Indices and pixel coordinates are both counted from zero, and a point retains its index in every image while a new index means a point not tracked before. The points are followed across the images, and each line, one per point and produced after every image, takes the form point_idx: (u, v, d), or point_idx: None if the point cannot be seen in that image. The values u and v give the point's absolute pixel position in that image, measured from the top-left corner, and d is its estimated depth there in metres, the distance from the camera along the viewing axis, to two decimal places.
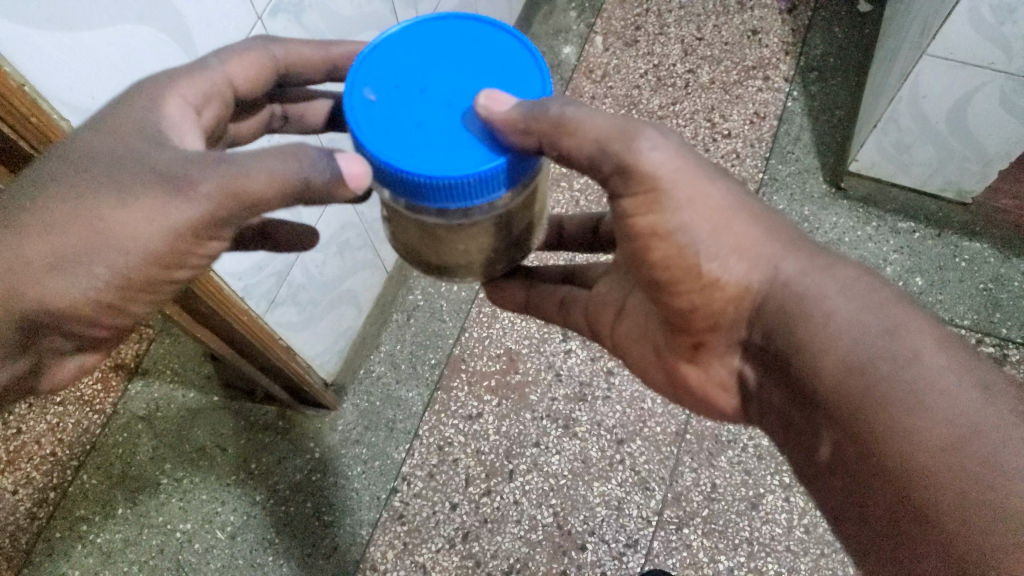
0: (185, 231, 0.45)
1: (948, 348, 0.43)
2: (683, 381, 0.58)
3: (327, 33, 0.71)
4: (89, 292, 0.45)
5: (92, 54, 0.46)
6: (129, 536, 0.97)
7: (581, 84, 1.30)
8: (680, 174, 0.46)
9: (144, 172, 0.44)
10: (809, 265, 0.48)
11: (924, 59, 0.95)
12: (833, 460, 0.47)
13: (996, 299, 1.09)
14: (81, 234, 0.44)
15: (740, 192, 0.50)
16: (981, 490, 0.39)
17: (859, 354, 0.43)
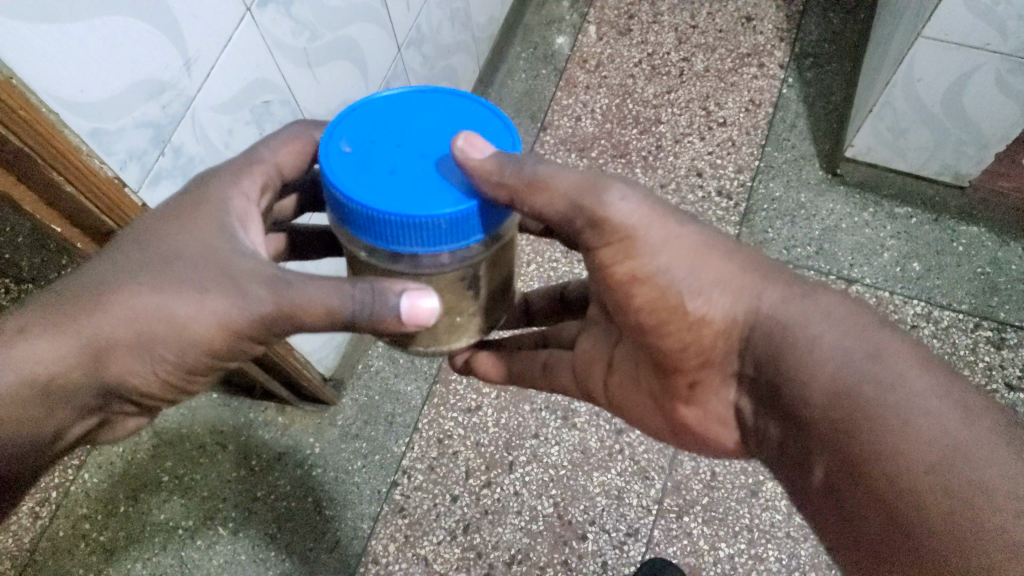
0: (241, 334, 0.47)
1: (931, 369, 0.44)
2: (681, 423, 0.58)
3: (316, 26, 0.71)
4: (155, 373, 0.49)
5: (78, 44, 0.46)
6: (131, 533, 0.95)
7: (575, 74, 1.30)
8: (653, 221, 0.49)
9: (213, 281, 0.46)
10: (791, 294, 0.50)
11: (919, 42, 0.94)
12: (824, 486, 0.47)
13: (994, 282, 1.09)
14: (151, 332, 0.47)
15: (710, 231, 0.52)
16: (967, 507, 0.39)
17: (845, 380, 0.45)
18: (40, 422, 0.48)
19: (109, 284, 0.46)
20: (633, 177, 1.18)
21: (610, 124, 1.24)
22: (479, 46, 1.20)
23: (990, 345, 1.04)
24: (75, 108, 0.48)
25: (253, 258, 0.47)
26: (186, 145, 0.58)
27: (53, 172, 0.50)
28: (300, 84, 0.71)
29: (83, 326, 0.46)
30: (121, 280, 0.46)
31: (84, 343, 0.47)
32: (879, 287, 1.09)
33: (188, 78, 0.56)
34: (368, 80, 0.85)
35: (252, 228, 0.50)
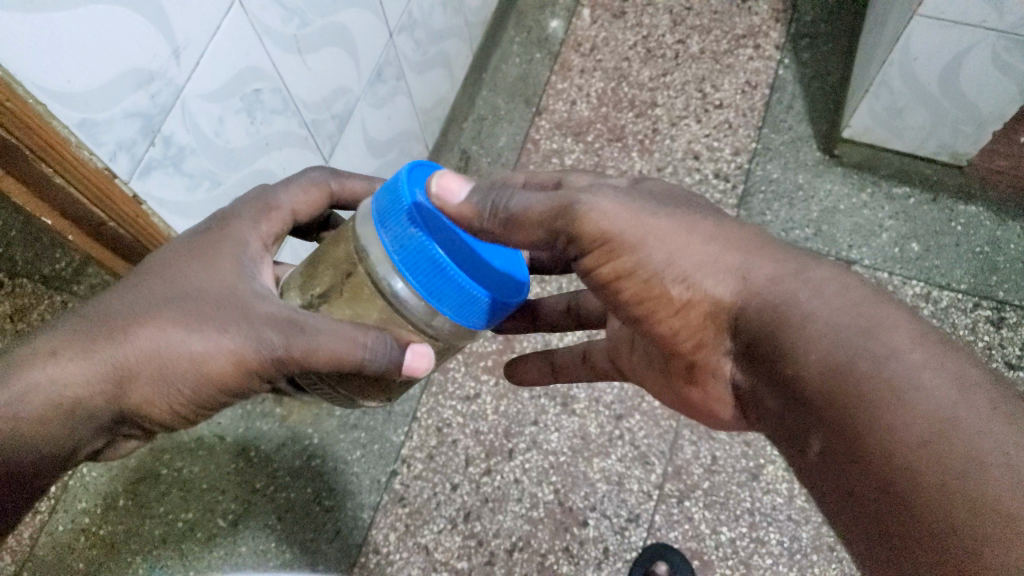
0: (250, 371, 0.51)
1: (928, 341, 0.42)
2: (690, 400, 0.63)
3: (306, 13, 0.70)
4: (171, 405, 0.53)
5: (63, 34, 0.45)
6: (131, 526, 0.93)
7: (570, 58, 1.29)
8: (640, 221, 0.50)
9: (229, 320, 0.51)
10: (779, 274, 0.49)
11: (915, 21, 0.93)
12: (822, 457, 0.44)
13: (992, 262, 1.08)
14: (169, 365, 0.51)
15: (692, 216, 0.52)
16: (956, 478, 0.36)
17: (835, 355, 0.43)
18: (61, 444, 0.52)
19: (134, 317, 0.51)
20: (629, 161, 1.18)
21: (606, 108, 1.23)
22: (472, 31, 1.18)
23: (989, 325, 1.04)
24: (61, 97, 0.47)
25: (267, 301, 0.52)
26: (176, 134, 0.57)
27: (43, 165, 0.51)
28: (290, 70, 0.70)
29: (109, 355, 0.50)
30: (146, 314, 0.51)
31: (108, 371, 0.50)
32: (877, 268, 1.09)
33: (177, 67, 0.55)
34: (359, 65, 0.83)
35: (266, 274, 0.55)
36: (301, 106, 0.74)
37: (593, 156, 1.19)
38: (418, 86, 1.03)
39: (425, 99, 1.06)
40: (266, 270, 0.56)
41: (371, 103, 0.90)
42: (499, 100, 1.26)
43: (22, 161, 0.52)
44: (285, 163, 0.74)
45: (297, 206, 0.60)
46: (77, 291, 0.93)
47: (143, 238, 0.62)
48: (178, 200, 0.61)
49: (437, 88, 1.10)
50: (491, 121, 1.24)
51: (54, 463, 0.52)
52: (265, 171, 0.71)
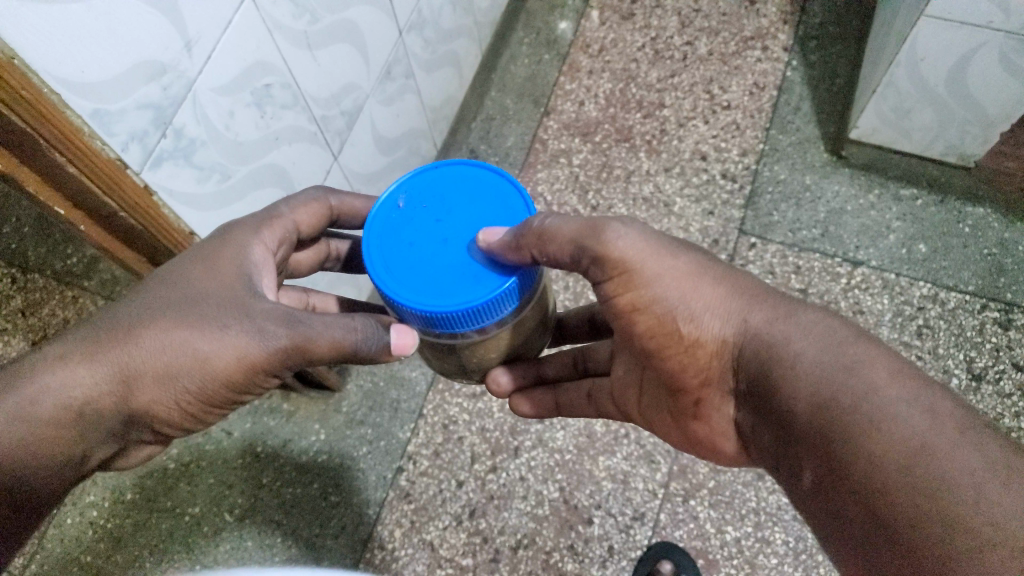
0: (257, 368, 0.52)
1: (906, 379, 0.44)
2: (695, 437, 0.61)
3: (316, 9, 0.70)
4: (177, 404, 0.53)
5: (78, 24, 0.46)
6: (139, 520, 0.96)
7: (578, 59, 1.29)
8: (658, 260, 0.54)
9: (237, 316, 0.52)
10: (775, 316, 0.52)
11: (921, 21, 0.92)
12: (813, 487, 0.46)
13: (1000, 264, 1.08)
14: (178, 364, 0.51)
15: (705, 261, 0.56)
16: (928, 497, 0.38)
17: (824, 393, 0.46)
18: (68, 451, 0.50)
19: (144, 319, 0.51)
20: (637, 161, 1.19)
21: (614, 109, 1.24)
22: (481, 32, 1.19)
23: (996, 326, 1.04)
24: (76, 88, 0.47)
25: (267, 301, 0.53)
26: (187, 127, 0.58)
27: (57, 156, 0.49)
28: (299, 65, 0.71)
29: (120, 356, 0.51)
30: (154, 315, 0.52)
31: (118, 371, 0.50)
32: (884, 269, 1.09)
33: (188, 60, 0.56)
34: (368, 62, 0.84)
35: (267, 277, 0.57)
36: (310, 101, 0.74)
37: (601, 157, 1.20)
38: (427, 85, 1.03)
39: (433, 98, 1.07)
40: (267, 276, 0.57)
41: (380, 100, 0.90)
42: (507, 101, 1.27)
43: (34, 154, 0.49)
44: (295, 159, 0.75)
45: (298, 219, 0.62)
46: (89, 287, 0.93)
47: (160, 240, 0.61)
48: (189, 193, 0.62)
49: (446, 87, 1.11)
50: (500, 121, 1.25)
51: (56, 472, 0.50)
52: (275, 165, 0.72)
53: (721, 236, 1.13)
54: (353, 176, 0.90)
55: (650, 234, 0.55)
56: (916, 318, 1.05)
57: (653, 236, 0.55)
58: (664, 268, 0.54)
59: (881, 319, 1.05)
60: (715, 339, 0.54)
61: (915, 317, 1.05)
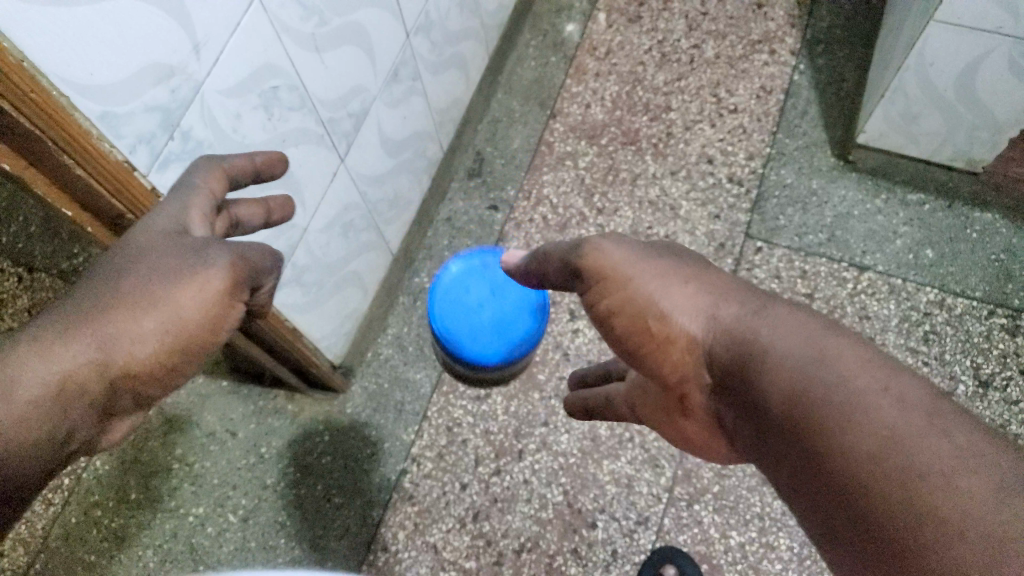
0: (221, 300, 0.49)
1: (871, 360, 0.40)
2: (688, 437, 0.55)
3: (324, 11, 0.70)
4: (160, 360, 0.48)
5: (88, 28, 0.46)
6: (143, 520, 0.97)
7: (584, 62, 1.29)
8: (635, 265, 0.52)
9: (201, 253, 0.49)
10: (745, 306, 0.47)
11: (931, 26, 0.92)
12: (796, 491, 0.41)
13: (1007, 270, 1.07)
14: (145, 314, 0.47)
15: (678, 263, 0.53)
16: (906, 497, 0.34)
17: (799, 387, 0.40)
18: (50, 432, 0.44)
19: (104, 281, 0.48)
20: (643, 164, 1.19)
21: (620, 112, 1.24)
22: (488, 33, 1.19)
23: (1003, 332, 1.03)
24: (84, 91, 0.47)
25: (202, 248, 0.50)
26: (194, 129, 0.58)
27: (66, 158, 0.49)
28: (307, 67, 0.70)
29: (89, 321, 0.46)
30: (113, 274, 0.48)
31: (90, 334, 0.46)
32: (891, 274, 1.09)
33: (197, 62, 0.56)
34: (376, 65, 0.84)
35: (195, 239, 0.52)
36: (317, 103, 0.74)
37: (607, 160, 1.20)
38: (434, 87, 1.03)
39: (440, 100, 1.07)
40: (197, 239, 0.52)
41: (387, 102, 0.90)
42: (513, 103, 1.27)
43: (43, 155, 0.49)
44: (302, 161, 0.75)
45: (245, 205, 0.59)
46: None
47: None
48: None
49: (453, 89, 1.11)
50: (506, 123, 1.25)
51: (40, 457, 0.44)
52: (282, 167, 0.72)
53: (727, 240, 1.13)
54: (360, 178, 0.90)
55: (632, 246, 0.54)
56: (923, 323, 1.04)
57: (631, 246, 0.54)
58: (638, 270, 0.52)
59: (887, 325, 1.05)
60: (687, 332, 0.49)
61: (921, 322, 1.05)
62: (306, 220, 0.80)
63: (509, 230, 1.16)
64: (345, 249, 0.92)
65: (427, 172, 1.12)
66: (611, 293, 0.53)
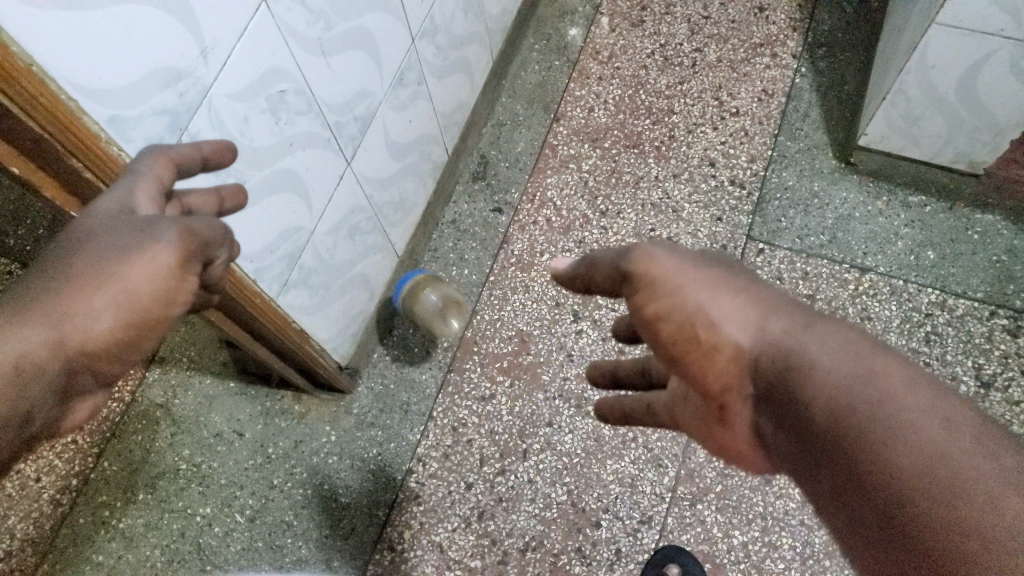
0: (167, 271, 0.45)
1: (922, 385, 0.40)
2: (718, 444, 0.53)
3: (331, 16, 0.72)
4: (116, 335, 0.45)
5: (97, 33, 0.47)
6: (151, 520, 0.98)
7: (587, 66, 1.30)
8: (684, 275, 0.48)
9: (150, 226, 0.45)
10: (794, 323, 0.46)
11: (932, 29, 0.92)
12: (833, 496, 0.43)
13: (1009, 271, 1.08)
14: (85, 288, 0.44)
15: (722, 268, 0.50)
16: (953, 519, 0.36)
17: (845, 404, 0.41)
18: (7, 413, 0.43)
19: (55, 259, 0.45)
20: (646, 167, 1.20)
21: (623, 115, 1.25)
22: (492, 38, 1.20)
23: (1005, 333, 1.04)
24: (93, 95, 0.48)
25: (147, 220, 0.46)
26: (201, 132, 0.59)
27: (72, 159, 0.50)
28: (313, 72, 0.72)
29: (40, 300, 0.44)
30: (64, 251, 0.45)
31: (41, 314, 0.44)
32: (892, 276, 1.09)
33: (204, 66, 0.57)
34: (381, 69, 0.85)
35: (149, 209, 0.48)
36: (323, 107, 0.75)
37: (610, 162, 1.21)
38: (439, 90, 1.04)
39: (444, 103, 1.08)
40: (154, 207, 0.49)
41: (392, 106, 0.92)
42: (517, 107, 1.28)
43: (50, 157, 0.50)
44: (309, 164, 0.76)
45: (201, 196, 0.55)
46: None
47: None
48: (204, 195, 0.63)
49: (457, 93, 1.12)
50: (510, 126, 1.26)
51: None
52: (289, 170, 0.73)
53: (729, 241, 1.14)
54: (366, 181, 0.91)
55: (684, 255, 0.49)
56: (925, 324, 1.05)
57: (682, 256, 0.49)
58: (687, 281, 0.48)
59: (889, 326, 1.06)
60: (734, 341, 0.46)
61: (923, 323, 1.05)
62: (313, 222, 0.81)
63: (513, 232, 1.18)
64: (351, 251, 0.93)
65: (432, 175, 1.13)
66: (656, 302, 0.48)
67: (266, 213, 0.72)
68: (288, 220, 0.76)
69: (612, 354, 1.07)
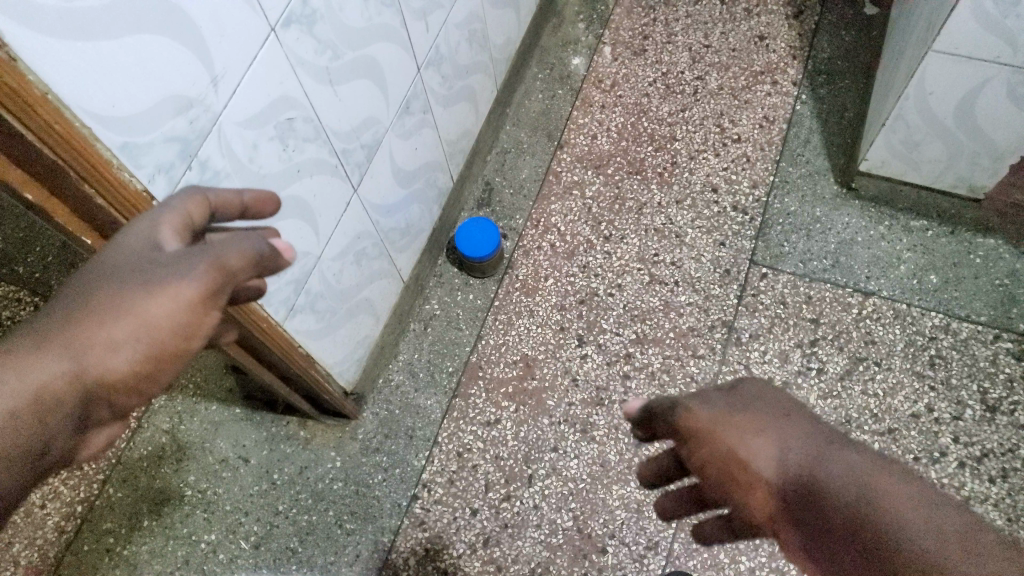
0: (190, 305, 0.45)
1: (925, 502, 0.44)
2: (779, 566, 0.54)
3: (338, 46, 0.73)
4: (135, 367, 0.46)
5: (113, 62, 0.48)
6: (155, 547, 0.98)
7: (591, 94, 1.32)
8: (718, 421, 0.51)
9: (177, 262, 0.45)
10: (818, 449, 0.49)
11: (929, 55, 0.94)
12: None
13: (1011, 295, 1.08)
14: (108, 322, 0.44)
15: (748, 399, 0.53)
16: None
17: (883, 527, 0.44)
18: (24, 443, 0.44)
19: (79, 289, 0.46)
20: (649, 193, 1.22)
21: (626, 142, 1.27)
22: (497, 67, 1.22)
23: (1010, 356, 1.04)
24: (107, 123, 0.49)
25: (175, 256, 0.46)
26: (212, 159, 0.60)
27: (85, 185, 0.51)
28: (321, 100, 0.73)
29: (61, 332, 0.45)
30: (86, 282, 0.46)
31: (61, 346, 0.44)
32: (896, 299, 1.10)
33: (214, 94, 0.58)
34: (387, 97, 0.87)
35: (177, 242, 0.49)
36: (331, 135, 0.77)
37: (613, 189, 1.23)
38: (444, 118, 1.06)
39: (449, 131, 1.10)
40: (183, 241, 0.49)
41: (399, 133, 0.93)
42: (522, 134, 1.30)
43: (63, 183, 0.51)
44: (316, 191, 0.77)
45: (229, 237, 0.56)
46: None
47: None
48: None
49: (462, 120, 1.13)
50: (515, 154, 1.28)
51: (15, 467, 0.44)
52: (297, 197, 0.74)
53: (732, 266, 1.15)
54: (372, 208, 0.92)
55: (714, 400, 0.53)
56: (929, 348, 1.06)
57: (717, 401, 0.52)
58: (722, 430, 0.50)
59: (893, 350, 1.06)
60: (766, 477, 0.49)
61: (927, 347, 1.06)
62: (319, 248, 0.82)
63: (518, 257, 1.18)
64: (356, 276, 0.94)
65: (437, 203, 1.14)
66: (704, 450, 0.51)
67: None
68: (296, 246, 0.77)
69: (618, 379, 1.07)
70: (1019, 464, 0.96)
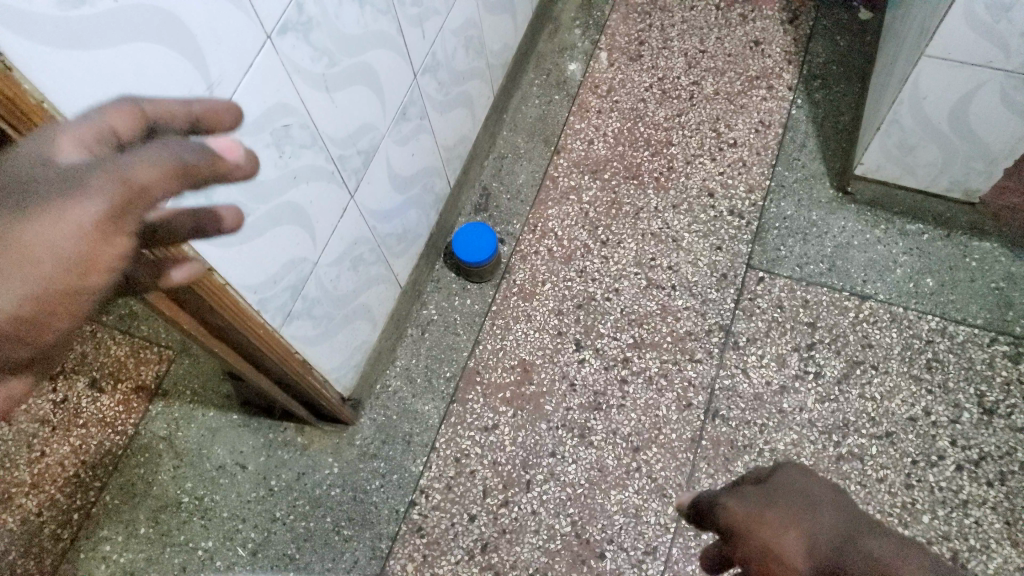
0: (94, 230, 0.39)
1: None
2: None
3: (334, 52, 0.73)
4: (21, 312, 0.38)
5: (109, 69, 0.48)
6: (152, 555, 0.98)
7: (587, 100, 1.33)
8: (757, 518, 0.53)
9: (68, 180, 0.39)
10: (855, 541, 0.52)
11: (922, 60, 0.94)
12: None
13: (1007, 298, 1.08)
14: None
15: (780, 495, 0.56)
16: None
17: None
18: None
19: None
20: (646, 198, 1.22)
21: (623, 147, 1.27)
22: (493, 72, 1.22)
23: (1006, 359, 1.04)
24: None
25: (65, 171, 0.39)
26: None
27: None
28: (317, 107, 0.73)
29: None
30: None
31: None
32: (892, 303, 1.10)
33: (210, 101, 0.58)
34: (384, 103, 0.87)
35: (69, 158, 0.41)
36: (327, 140, 0.77)
37: (610, 194, 1.23)
38: (440, 124, 1.06)
39: (445, 136, 1.10)
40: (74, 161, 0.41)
41: (395, 139, 0.93)
42: (518, 139, 1.30)
43: None
44: (313, 197, 0.77)
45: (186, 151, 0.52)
46: None
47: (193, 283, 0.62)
48: None
49: (459, 127, 1.14)
50: (511, 159, 1.28)
51: None
52: (293, 203, 0.74)
53: (729, 271, 1.15)
54: (369, 214, 0.92)
55: (750, 499, 0.55)
56: (925, 352, 1.06)
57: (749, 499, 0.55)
58: (761, 526, 0.53)
59: (890, 353, 1.06)
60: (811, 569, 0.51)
61: (924, 351, 1.06)
62: (315, 254, 0.82)
63: (515, 262, 1.19)
64: (353, 282, 0.94)
65: (434, 209, 1.14)
66: (745, 548, 0.52)
67: (270, 246, 0.73)
68: (292, 253, 0.77)
69: (615, 384, 1.07)
70: (1017, 467, 0.96)
